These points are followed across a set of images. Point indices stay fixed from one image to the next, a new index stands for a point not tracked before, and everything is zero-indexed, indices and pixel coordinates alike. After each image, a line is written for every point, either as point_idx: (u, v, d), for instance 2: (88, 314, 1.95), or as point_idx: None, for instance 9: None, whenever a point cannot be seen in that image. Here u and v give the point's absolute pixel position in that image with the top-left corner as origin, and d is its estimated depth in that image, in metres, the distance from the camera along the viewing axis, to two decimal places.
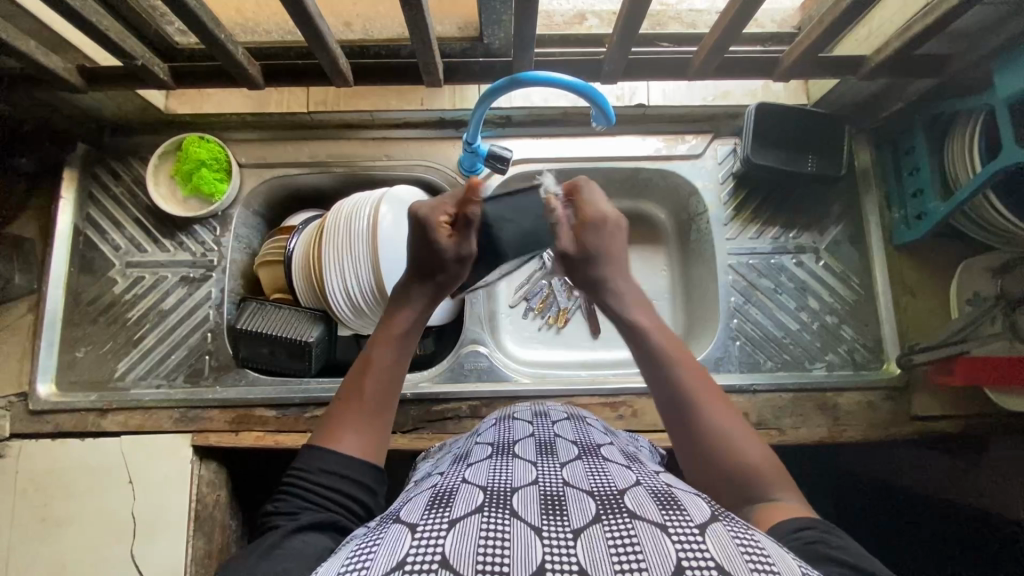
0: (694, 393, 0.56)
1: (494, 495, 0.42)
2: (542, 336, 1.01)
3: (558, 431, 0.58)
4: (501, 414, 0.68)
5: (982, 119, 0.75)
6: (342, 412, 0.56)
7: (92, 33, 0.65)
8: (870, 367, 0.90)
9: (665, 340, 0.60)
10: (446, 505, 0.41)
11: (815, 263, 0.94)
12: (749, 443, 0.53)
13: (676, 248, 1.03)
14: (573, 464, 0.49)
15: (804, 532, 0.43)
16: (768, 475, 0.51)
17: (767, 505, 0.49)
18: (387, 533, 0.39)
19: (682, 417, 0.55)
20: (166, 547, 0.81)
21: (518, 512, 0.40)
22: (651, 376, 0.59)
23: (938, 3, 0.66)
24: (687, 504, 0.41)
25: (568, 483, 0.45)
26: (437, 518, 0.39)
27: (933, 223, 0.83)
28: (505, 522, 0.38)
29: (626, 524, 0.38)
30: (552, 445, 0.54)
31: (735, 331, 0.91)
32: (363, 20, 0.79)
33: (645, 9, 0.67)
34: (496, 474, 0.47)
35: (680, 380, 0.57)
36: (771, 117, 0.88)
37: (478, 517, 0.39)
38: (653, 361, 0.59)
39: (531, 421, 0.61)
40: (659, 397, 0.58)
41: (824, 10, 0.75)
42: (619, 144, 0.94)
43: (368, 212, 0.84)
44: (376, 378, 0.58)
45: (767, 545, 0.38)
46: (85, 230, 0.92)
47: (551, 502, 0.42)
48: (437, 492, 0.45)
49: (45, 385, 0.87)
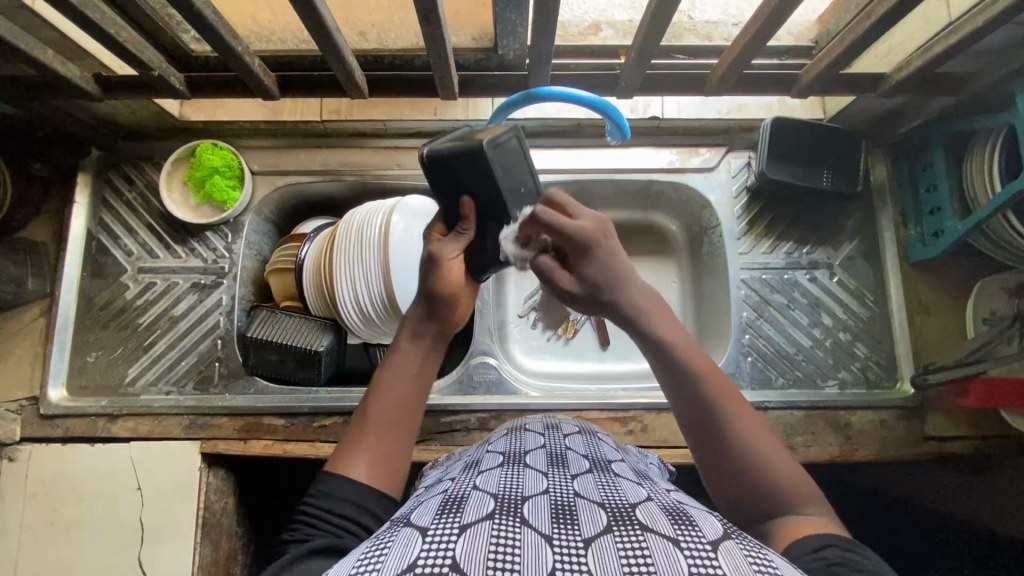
0: (723, 408, 0.53)
1: (505, 503, 0.42)
2: (552, 347, 1.00)
3: (569, 444, 0.58)
4: (511, 425, 0.67)
5: (1000, 138, 0.75)
6: (357, 438, 0.55)
7: (110, 45, 0.66)
8: (883, 385, 0.89)
9: (694, 359, 0.55)
10: (457, 511, 0.41)
11: (829, 278, 0.92)
12: (777, 457, 0.51)
13: (688, 261, 1.02)
14: (583, 476, 0.49)
15: (828, 551, 0.42)
16: (796, 487, 0.50)
17: (793, 520, 0.48)
18: (398, 536, 0.39)
19: (705, 431, 0.53)
20: (172, 554, 0.81)
21: (529, 521, 0.40)
22: (669, 382, 0.55)
23: (960, 24, 0.65)
24: (699, 520, 0.41)
25: (579, 495, 0.45)
26: (449, 522, 0.39)
27: (950, 242, 0.82)
28: (517, 529, 0.38)
29: (638, 536, 0.38)
30: (563, 458, 0.53)
31: (747, 347, 0.90)
32: (379, 31, 0.78)
33: (664, 27, 0.67)
34: (506, 482, 0.46)
35: (704, 385, 0.53)
36: (787, 131, 0.87)
37: (489, 524, 0.38)
38: (670, 355, 0.55)
39: (541, 433, 0.61)
40: (681, 410, 0.55)
41: (843, 26, 0.74)
42: (632, 157, 0.93)
43: (379, 221, 0.85)
44: (379, 402, 0.56)
45: (780, 564, 0.38)
46: (97, 235, 0.92)
47: (562, 512, 0.41)
48: (448, 498, 0.44)
49: (57, 389, 0.88)
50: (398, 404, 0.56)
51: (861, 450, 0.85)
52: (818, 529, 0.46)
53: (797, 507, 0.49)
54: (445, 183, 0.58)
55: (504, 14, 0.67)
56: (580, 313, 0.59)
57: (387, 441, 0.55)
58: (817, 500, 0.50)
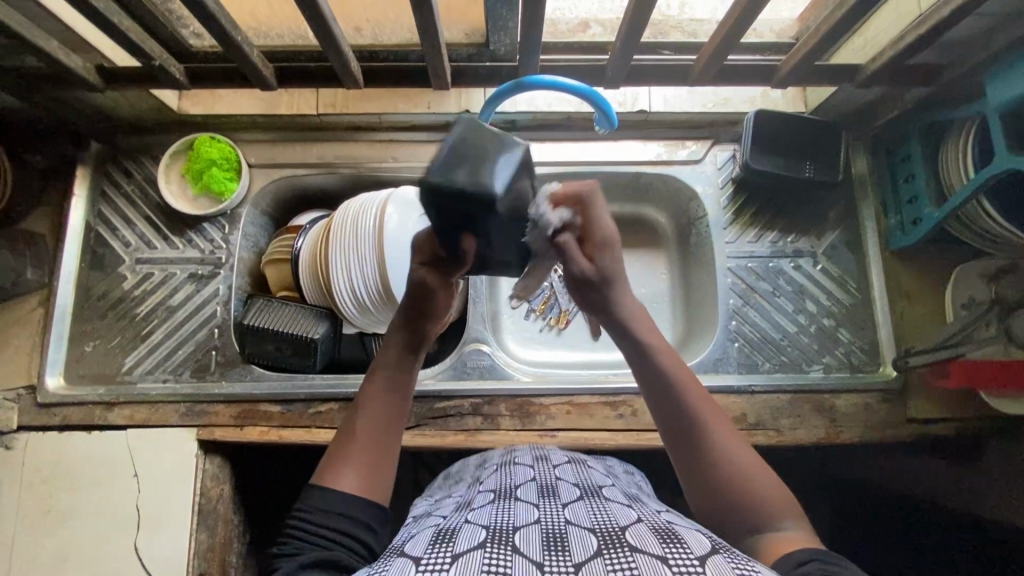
0: (701, 419, 0.55)
1: (496, 533, 0.44)
2: (544, 337, 1.02)
3: (559, 474, 0.60)
4: (503, 457, 0.69)
5: (976, 126, 0.77)
6: (344, 450, 0.55)
7: (114, 34, 0.68)
8: (866, 369, 0.91)
9: (671, 361, 0.58)
10: (449, 541, 0.43)
11: (813, 266, 0.95)
12: (759, 476, 0.52)
13: (676, 253, 1.05)
14: (574, 504, 0.51)
15: (806, 566, 0.44)
16: (779, 501, 0.51)
17: (772, 536, 0.49)
18: (392, 565, 0.41)
19: (686, 442, 0.55)
20: (168, 539, 0.81)
21: (520, 548, 0.41)
22: (652, 392, 0.57)
23: (931, 14, 0.68)
24: (688, 539, 0.43)
25: (570, 521, 0.46)
26: (441, 552, 0.41)
27: (929, 228, 0.84)
28: (507, 557, 0.40)
29: (627, 557, 0.40)
30: (554, 488, 0.55)
31: (734, 333, 0.93)
32: (373, 26, 0.82)
33: (648, 18, 0.69)
34: (497, 514, 0.48)
35: (683, 395, 0.56)
36: (770, 123, 0.90)
37: (481, 552, 0.40)
38: (651, 369, 0.58)
39: (532, 465, 0.63)
40: (664, 420, 0.57)
41: (821, 19, 0.77)
42: (622, 149, 0.96)
43: (374, 212, 0.86)
44: (371, 412, 0.57)
45: (766, 574, 0.39)
46: (96, 226, 0.94)
47: (553, 538, 0.43)
48: (439, 531, 0.46)
49: (54, 377, 0.89)
50: (384, 415, 0.57)
51: (846, 432, 0.86)
52: (799, 546, 0.47)
53: (778, 522, 0.50)
54: (447, 212, 0.50)
55: (495, 7, 0.69)
56: (582, 304, 0.61)
57: (379, 455, 0.56)
58: (796, 515, 0.51)
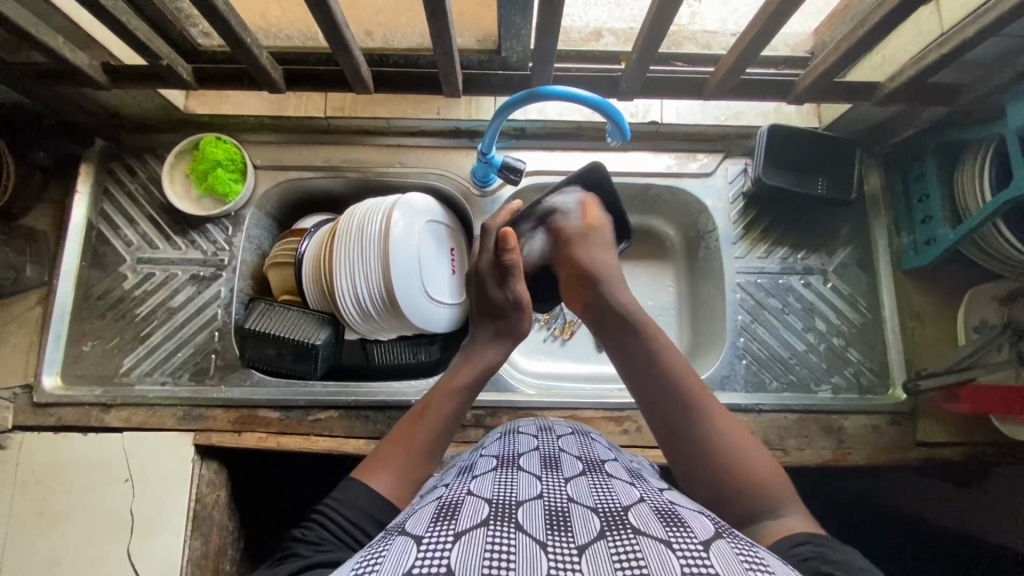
0: (688, 399, 0.56)
1: (500, 508, 0.42)
2: (548, 347, 1.01)
3: (562, 445, 0.58)
4: (505, 427, 0.67)
5: (992, 147, 0.76)
6: (391, 453, 0.55)
7: (121, 33, 0.67)
8: (876, 391, 0.89)
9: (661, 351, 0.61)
10: (451, 517, 0.41)
11: (824, 284, 0.94)
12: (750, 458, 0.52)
13: (683, 265, 1.04)
14: (576, 479, 0.49)
15: (802, 549, 0.44)
16: (773, 494, 0.50)
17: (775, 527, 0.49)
18: (392, 545, 0.39)
19: (672, 414, 0.56)
20: (162, 546, 0.79)
21: (523, 526, 0.40)
22: (639, 380, 0.60)
23: (953, 34, 0.67)
24: (691, 522, 0.41)
25: (572, 498, 0.45)
26: (443, 530, 0.39)
27: (943, 248, 0.83)
28: (511, 535, 0.38)
29: (631, 540, 0.38)
30: (556, 460, 0.54)
31: (742, 350, 0.91)
32: (384, 30, 0.80)
33: (665, 31, 0.68)
34: (500, 487, 0.46)
35: (669, 377, 0.58)
36: (785, 139, 0.89)
37: (484, 531, 0.39)
38: (637, 344, 0.62)
39: (535, 435, 0.61)
40: (649, 407, 0.58)
41: (838, 36, 0.76)
42: (632, 160, 0.94)
43: (380, 218, 0.85)
44: (428, 426, 0.58)
45: (771, 561, 0.38)
46: (97, 224, 0.92)
47: (555, 516, 0.42)
48: (442, 504, 0.44)
49: (51, 376, 0.88)
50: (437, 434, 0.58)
51: (852, 455, 0.85)
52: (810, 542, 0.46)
53: (773, 512, 0.49)
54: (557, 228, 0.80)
55: (508, 17, 0.68)
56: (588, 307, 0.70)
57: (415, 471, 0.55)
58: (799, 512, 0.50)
